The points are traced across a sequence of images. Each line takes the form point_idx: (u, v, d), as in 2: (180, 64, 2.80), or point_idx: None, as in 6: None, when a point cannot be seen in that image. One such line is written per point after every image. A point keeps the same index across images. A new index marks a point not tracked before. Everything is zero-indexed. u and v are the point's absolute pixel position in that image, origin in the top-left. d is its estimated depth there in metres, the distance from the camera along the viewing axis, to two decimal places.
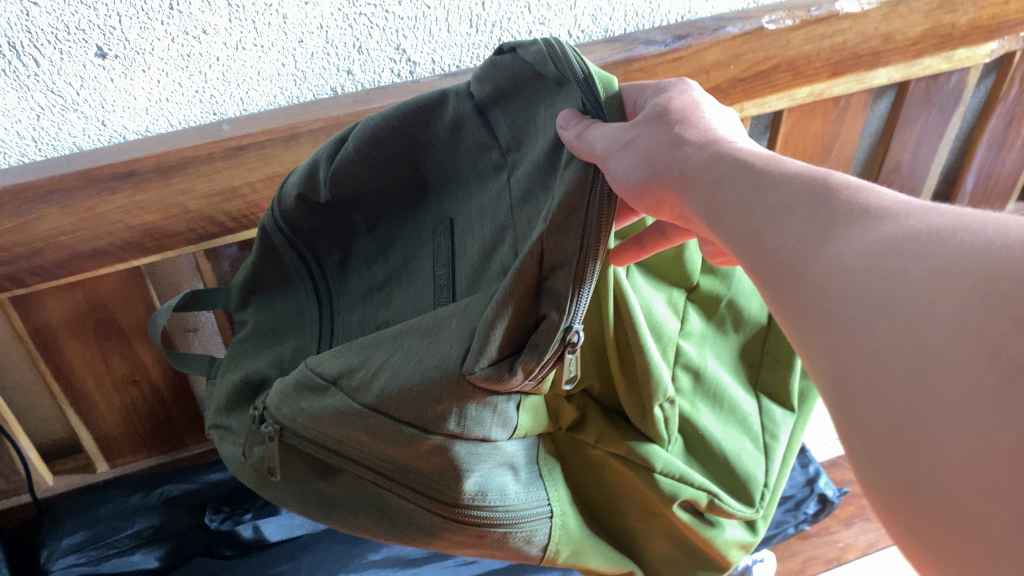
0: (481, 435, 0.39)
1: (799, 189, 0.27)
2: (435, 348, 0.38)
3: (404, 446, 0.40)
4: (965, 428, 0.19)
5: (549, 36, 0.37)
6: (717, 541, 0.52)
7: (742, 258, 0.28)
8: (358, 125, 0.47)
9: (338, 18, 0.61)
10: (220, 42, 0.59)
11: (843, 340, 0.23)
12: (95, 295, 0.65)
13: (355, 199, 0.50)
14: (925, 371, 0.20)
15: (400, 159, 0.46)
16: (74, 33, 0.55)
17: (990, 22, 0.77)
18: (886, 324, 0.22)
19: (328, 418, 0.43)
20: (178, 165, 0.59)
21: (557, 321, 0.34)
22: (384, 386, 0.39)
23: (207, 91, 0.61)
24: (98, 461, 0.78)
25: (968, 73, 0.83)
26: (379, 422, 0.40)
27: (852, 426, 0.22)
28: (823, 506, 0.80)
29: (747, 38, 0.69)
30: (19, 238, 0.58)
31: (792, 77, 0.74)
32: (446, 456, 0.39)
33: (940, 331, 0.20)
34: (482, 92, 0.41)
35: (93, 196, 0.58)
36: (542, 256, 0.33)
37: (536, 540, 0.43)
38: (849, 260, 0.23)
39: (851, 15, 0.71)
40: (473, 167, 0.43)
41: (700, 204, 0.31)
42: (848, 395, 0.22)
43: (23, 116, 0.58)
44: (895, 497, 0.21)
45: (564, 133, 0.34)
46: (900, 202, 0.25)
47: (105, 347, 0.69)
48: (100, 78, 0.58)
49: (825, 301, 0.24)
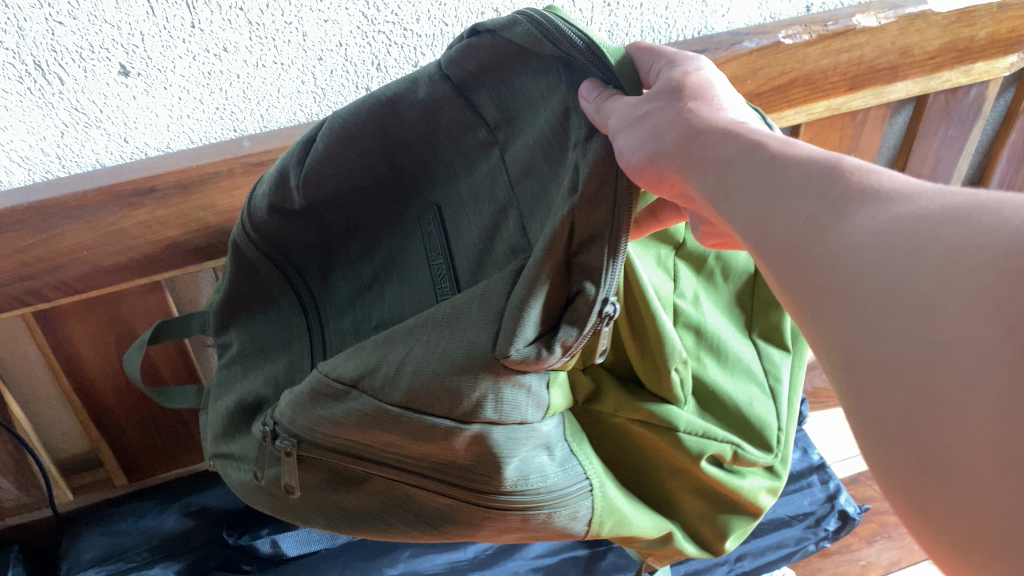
0: (519, 419, 0.39)
1: (810, 171, 0.28)
2: (461, 335, 0.38)
3: (436, 440, 0.40)
4: (982, 399, 0.20)
5: (536, 14, 0.35)
6: (744, 490, 0.52)
7: (749, 235, 0.30)
8: (323, 126, 0.46)
9: (357, 36, 0.62)
10: (241, 59, 0.60)
11: (859, 316, 0.24)
12: (117, 310, 0.66)
13: (330, 200, 0.49)
14: (942, 348, 0.21)
15: (374, 156, 0.46)
16: (98, 52, 0.56)
17: (1009, 36, 0.77)
18: (900, 303, 0.23)
19: (353, 422, 0.42)
20: (198, 181, 0.60)
21: (593, 294, 0.35)
22: (412, 380, 0.39)
23: (227, 108, 0.62)
24: (118, 475, 0.79)
25: (987, 86, 0.83)
26: (410, 419, 0.40)
27: (871, 401, 0.24)
28: (844, 523, 0.79)
29: (764, 53, 0.69)
30: (42, 253, 0.58)
31: (810, 91, 0.74)
32: (484, 446, 0.38)
33: (954, 307, 0.21)
34: (462, 73, 0.41)
35: (114, 212, 0.59)
36: (572, 231, 0.35)
37: (581, 516, 0.41)
38: (861, 240, 0.25)
39: (869, 29, 0.71)
40: (458, 150, 0.44)
41: (706, 179, 0.33)
42: (866, 372, 0.24)
43: (47, 133, 0.58)
44: (914, 467, 0.23)
45: (584, 105, 0.35)
46: (909, 183, 0.26)
47: (124, 362, 0.70)
48: (123, 95, 0.59)
49: (836, 279, 0.25)
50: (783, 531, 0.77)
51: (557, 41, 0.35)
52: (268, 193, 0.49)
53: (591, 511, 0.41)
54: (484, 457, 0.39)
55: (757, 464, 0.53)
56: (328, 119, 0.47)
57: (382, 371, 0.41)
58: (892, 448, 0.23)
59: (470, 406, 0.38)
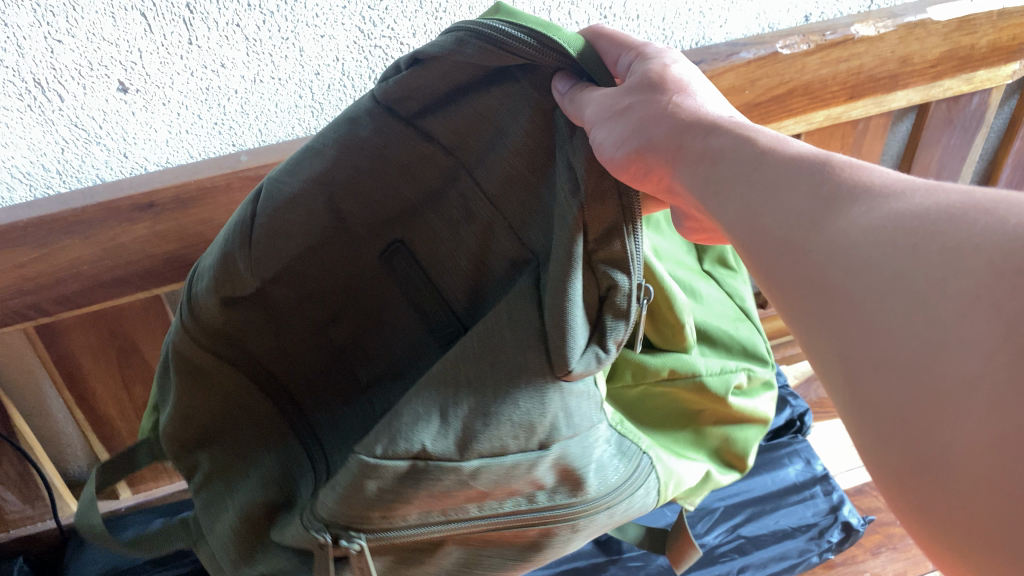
0: (584, 424, 0.44)
1: (799, 168, 0.29)
2: (505, 365, 0.40)
3: (518, 476, 0.41)
4: (977, 404, 0.20)
5: (479, 29, 0.37)
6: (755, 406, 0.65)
7: (739, 232, 0.30)
8: (262, 197, 0.43)
9: (354, 51, 0.62)
10: (238, 75, 0.60)
11: (850, 311, 0.24)
12: (118, 323, 0.66)
13: (280, 276, 0.46)
14: (939, 350, 0.21)
15: (319, 210, 0.44)
16: (96, 69, 0.56)
17: (1011, 43, 0.76)
18: (896, 302, 0.23)
19: (432, 499, 0.40)
20: (197, 195, 0.60)
21: (627, 285, 0.39)
22: (470, 425, 0.40)
23: (226, 123, 0.63)
24: (121, 486, 0.79)
25: (990, 94, 0.82)
26: (491, 469, 0.40)
27: (865, 404, 0.24)
28: (847, 534, 0.78)
29: (761, 63, 0.69)
30: (43, 268, 0.59)
31: (808, 101, 0.74)
32: (563, 461, 0.43)
33: (952, 309, 0.21)
34: (406, 107, 0.42)
35: (114, 227, 0.59)
36: (587, 229, 0.37)
37: (648, 490, 0.49)
38: (853, 236, 0.25)
39: (867, 39, 0.71)
40: (418, 184, 0.45)
41: (694, 172, 0.34)
42: (859, 373, 0.24)
43: (48, 149, 0.59)
44: (908, 473, 0.22)
45: (558, 96, 0.38)
46: (903, 181, 0.26)
47: (126, 375, 0.70)
48: (122, 112, 0.59)
49: (826, 276, 0.26)
50: (786, 543, 0.77)
51: (511, 46, 0.37)
52: (215, 288, 0.44)
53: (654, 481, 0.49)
54: (570, 473, 0.43)
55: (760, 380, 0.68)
56: (262, 192, 0.43)
57: (438, 427, 0.39)
58: (883, 445, 0.23)
59: (546, 424, 0.41)
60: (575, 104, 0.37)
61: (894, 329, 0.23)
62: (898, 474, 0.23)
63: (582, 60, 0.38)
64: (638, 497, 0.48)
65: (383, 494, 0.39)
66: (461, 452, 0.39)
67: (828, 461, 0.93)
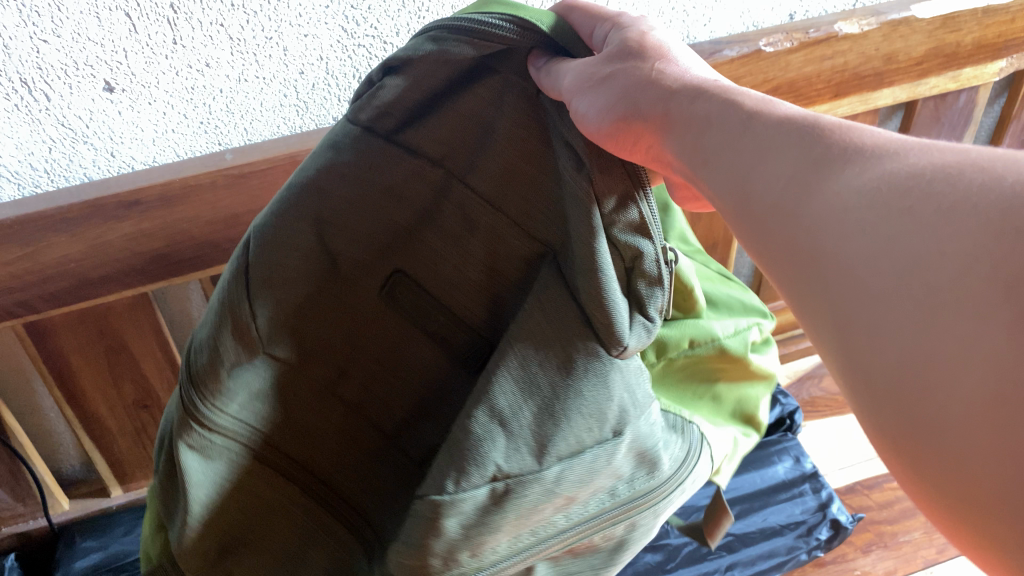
0: (639, 401, 0.42)
1: (787, 129, 0.28)
2: (560, 366, 0.38)
3: (601, 468, 0.40)
4: (974, 369, 0.20)
5: (462, 28, 0.37)
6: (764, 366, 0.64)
7: (727, 202, 0.30)
8: (252, 245, 0.41)
9: (337, 50, 0.63)
10: (223, 75, 0.61)
11: (842, 273, 0.24)
12: (106, 322, 0.67)
13: (287, 334, 0.43)
14: (935, 315, 0.21)
15: (310, 255, 0.41)
16: (82, 69, 0.57)
17: (997, 41, 0.77)
18: (888, 266, 0.22)
19: (518, 514, 0.39)
20: (182, 193, 0.61)
21: (652, 250, 0.36)
22: (539, 431, 0.39)
23: (211, 122, 0.63)
24: (112, 485, 0.80)
25: (977, 92, 0.83)
26: (573, 469, 0.39)
27: (855, 374, 0.23)
28: (836, 532, 0.79)
29: (745, 61, 0.70)
30: (30, 266, 0.60)
31: (793, 99, 0.74)
32: (632, 446, 0.41)
33: (948, 273, 0.21)
34: (387, 124, 0.42)
35: (100, 224, 0.60)
36: (598, 201, 0.35)
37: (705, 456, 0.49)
38: (846, 199, 0.24)
39: (851, 36, 0.71)
40: (411, 207, 0.42)
41: (683, 143, 0.33)
42: (851, 342, 0.23)
43: (35, 148, 0.60)
44: (905, 442, 0.22)
45: (534, 71, 0.39)
46: (892, 139, 0.26)
47: (115, 373, 0.71)
48: (109, 111, 0.60)
49: (818, 242, 0.25)
50: (775, 540, 0.77)
51: (493, 36, 0.37)
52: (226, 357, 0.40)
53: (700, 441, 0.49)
54: (640, 454, 0.42)
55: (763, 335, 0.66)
56: (253, 242, 0.41)
57: (505, 446, 0.38)
58: (880, 413, 0.23)
59: (614, 406, 0.40)
60: (552, 78, 0.38)
61: (892, 295, 0.22)
62: (895, 441, 0.22)
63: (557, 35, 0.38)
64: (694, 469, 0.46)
65: (467, 530, 0.39)
66: (540, 463, 0.39)
67: (819, 461, 0.93)
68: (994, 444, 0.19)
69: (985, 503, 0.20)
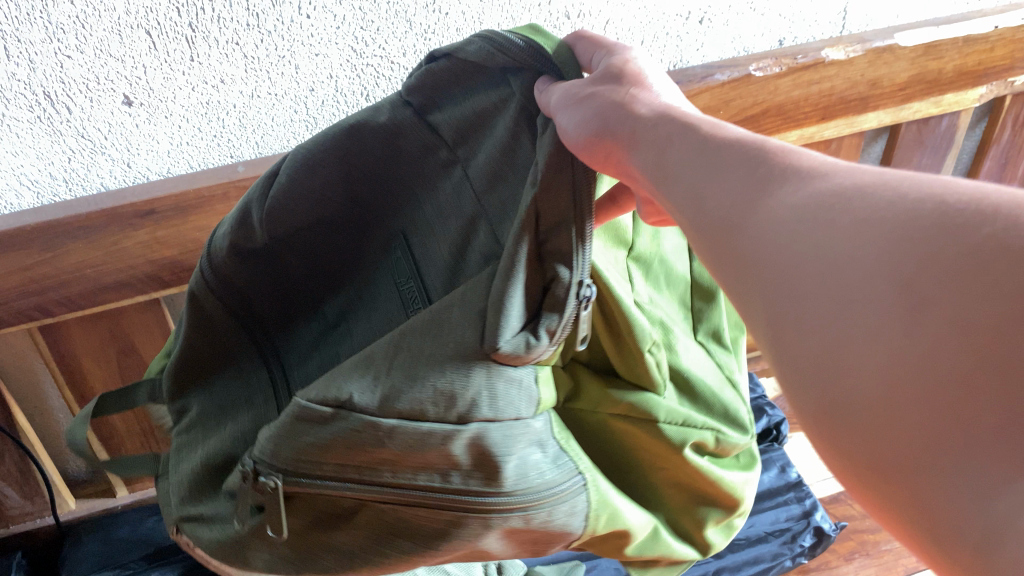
0: (514, 416, 0.36)
1: (740, 151, 0.29)
2: (445, 337, 0.36)
3: (435, 452, 0.35)
4: (877, 359, 0.20)
5: (488, 32, 0.40)
6: (727, 482, 0.48)
7: (680, 215, 0.30)
8: (289, 156, 0.47)
9: (346, 69, 0.66)
10: (237, 91, 0.64)
11: (774, 283, 0.23)
12: (118, 326, 0.69)
13: (292, 240, 0.48)
14: (847, 309, 0.21)
15: (327, 189, 0.46)
16: (103, 83, 0.60)
17: (977, 68, 0.80)
18: (812, 268, 0.22)
19: (337, 446, 0.36)
20: (196, 203, 0.64)
21: (568, 277, 0.34)
22: (391, 385, 0.36)
23: (224, 136, 0.66)
24: (118, 486, 0.83)
25: (959, 117, 0.86)
26: (405, 435, 0.35)
27: (786, 371, 0.23)
28: (820, 539, 0.81)
29: (735, 84, 0.73)
30: (48, 271, 0.62)
31: (782, 121, 0.77)
32: (479, 446, 0.35)
33: (857, 273, 0.21)
34: (419, 99, 0.44)
35: (116, 231, 0.63)
36: (537, 217, 0.34)
37: (575, 517, 0.36)
38: (782, 213, 0.24)
39: (837, 62, 0.75)
40: (421, 175, 0.46)
41: (646, 160, 0.33)
42: (781, 338, 0.23)
43: (55, 158, 0.63)
44: (821, 424, 0.21)
45: (538, 95, 0.39)
46: (832, 162, 0.26)
47: (125, 376, 0.73)
48: (127, 124, 0.63)
49: (759, 254, 0.25)
50: (760, 547, 0.80)
51: (507, 49, 0.39)
52: (229, 237, 0.47)
53: (586, 510, 0.37)
54: (484, 462, 0.35)
55: (734, 449, 0.49)
56: (289, 156, 0.48)
57: (361, 381, 0.37)
58: (804, 396, 0.22)
59: (468, 393, 0.35)
60: (545, 97, 0.37)
61: (813, 293, 0.22)
62: (817, 423, 0.22)
63: (557, 60, 0.38)
64: (561, 515, 0.36)
65: (296, 423, 0.37)
66: (379, 409, 0.36)
67: (806, 472, 0.95)
68: (900, 419, 0.19)
69: (891, 471, 0.19)
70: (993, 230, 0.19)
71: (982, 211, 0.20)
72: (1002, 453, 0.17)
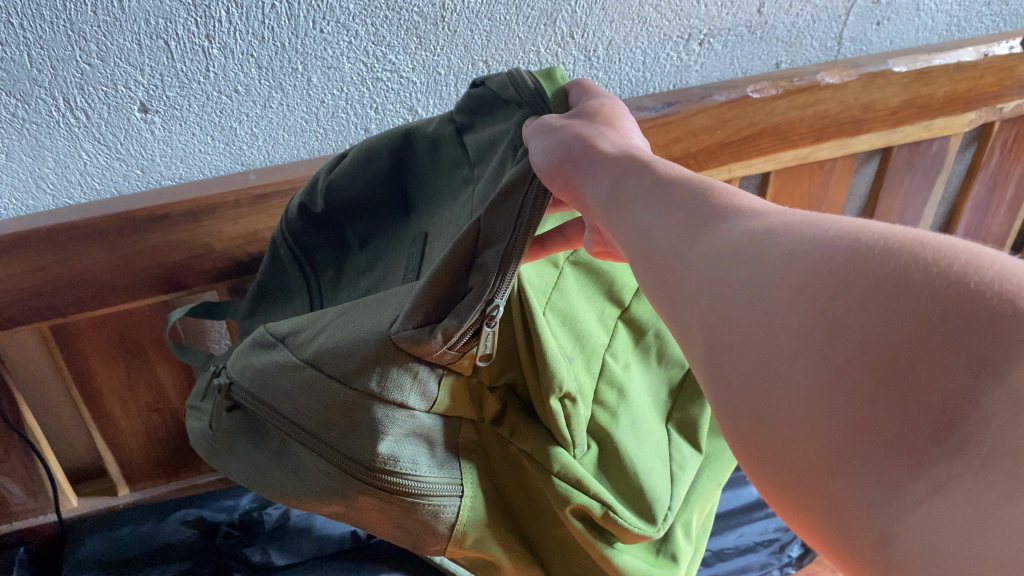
0: (400, 401, 0.43)
1: (686, 190, 0.31)
2: (373, 318, 0.45)
3: (328, 400, 0.46)
4: (799, 374, 0.21)
5: (513, 67, 0.44)
6: (613, 557, 0.52)
7: (631, 245, 0.32)
8: (358, 145, 0.55)
9: (357, 82, 0.68)
10: (249, 101, 0.66)
11: (712, 310, 0.25)
12: (126, 327, 0.71)
13: (348, 210, 0.57)
14: (774, 332, 0.23)
15: (379, 173, 0.54)
16: (121, 91, 0.62)
17: (967, 94, 0.82)
18: (745, 294, 0.24)
19: (268, 368, 0.51)
20: (207, 209, 0.66)
21: (480, 291, 0.39)
22: (323, 343, 0.47)
23: (236, 144, 0.68)
24: (120, 485, 0.84)
25: (950, 141, 0.88)
26: (309, 373, 0.47)
27: (717, 386, 0.24)
28: (806, 549, 0.83)
29: (733, 105, 0.76)
30: (63, 273, 0.64)
31: (778, 141, 0.79)
32: (368, 412, 0.44)
33: (782, 299, 0.23)
34: (464, 118, 0.48)
35: (130, 235, 0.65)
36: (478, 234, 0.39)
37: (444, 517, 0.45)
38: (717, 248, 0.26)
39: (832, 86, 0.78)
40: (446, 181, 0.50)
41: (603, 194, 0.36)
42: (716, 357, 0.25)
43: (72, 162, 0.64)
44: (748, 433, 0.23)
45: (524, 127, 0.42)
46: (763, 204, 0.28)
47: (132, 376, 0.74)
48: (142, 130, 0.65)
49: (698, 282, 0.26)
50: (749, 556, 0.82)
51: (519, 80, 0.44)
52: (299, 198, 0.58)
53: (455, 515, 0.46)
54: (364, 425, 0.44)
55: (634, 535, 0.52)
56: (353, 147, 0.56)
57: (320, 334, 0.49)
58: (732, 410, 0.24)
59: (372, 370, 0.43)
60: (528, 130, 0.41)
61: (749, 316, 0.24)
62: (746, 433, 0.23)
63: (551, 99, 0.43)
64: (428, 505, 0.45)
65: (262, 349, 0.53)
66: (307, 356, 0.48)
67: None
68: (820, 429, 0.21)
69: (812, 479, 0.21)
70: (898, 265, 0.20)
71: (892, 248, 0.21)
72: (908, 463, 0.19)
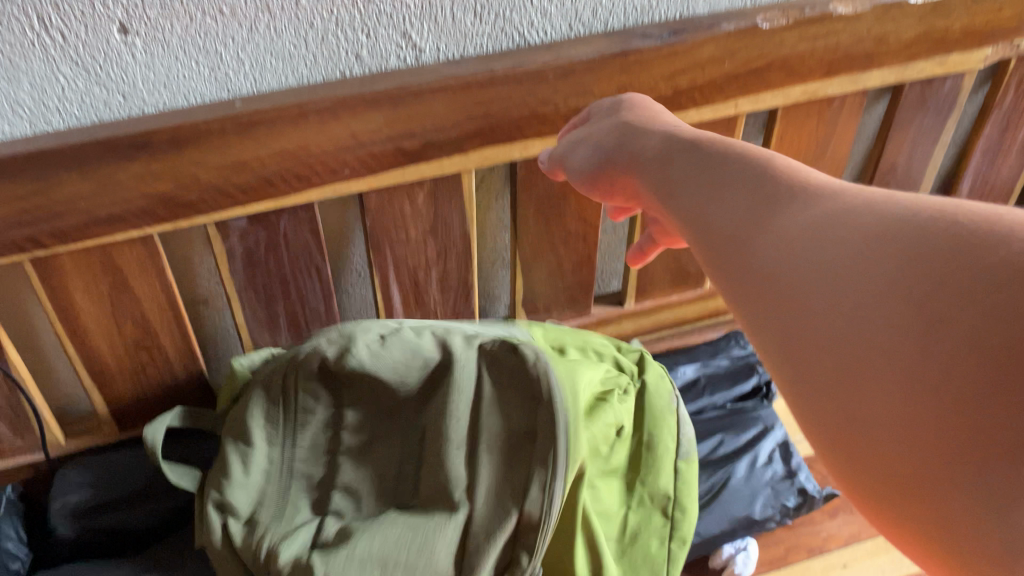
0: None
1: (749, 172, 0.38)
2: None
3: None
4: (888, 354, 0.28)
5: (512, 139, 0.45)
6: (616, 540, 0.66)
7: (704, 236, 0.39)
8: None
9: (347, 3, 0.64)
10: (235, 23, 0.63)
11: (801, 312, 0.32)
12: (111, 260, 0.68)
13: None
14: (864, 320, 0.29)
15: None
16: (98, 10, 0.59)
17: (983, 29, 0.79)
18: (840, 296, 0.30)
19: None
20: (190, 138, 0.62)
21: None
22: None
23: (221, 69, 0.65)
24: (107, 424, 0.81)
25: (963, 79, 0.85)
26: None
27: (806, 370, 0.31)
28: (803, 500, 0.82)
29: (742, 35, 0.72)
30: (41, 202, 0.62)
31: (786, 75, 0.77)
32: None
33: (874, 290, 0.29)
34: None
35: (112, 164, 0.62)
36: None
37: None
38: (794, 233, 0.34)
39: (845, 17, 0.74)
40: None
41: (661, 180, 0.44)
42: (803, 351, 0.31)
43: (50, 87, 0.61)
44: (840, 425, 0.29)
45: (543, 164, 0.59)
46: (821, 182, 0.36)
47: (116, 312, 0.72)
48: (122, 53, 0.61)
49: (784, 274, 0.33)
50: (750, 512, 0.80)
51: None
52: None
53: None
54: None
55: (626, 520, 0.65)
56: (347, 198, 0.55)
57: None
58: (825, 406, 0.30)
59: None
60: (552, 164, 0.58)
61: (840, 298, 0.30)
62: (834, 442, 0.29)
63: None
64: None
65: None
66: None
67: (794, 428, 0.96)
68: (913, 418, 0.27)
69: (910, 472, 0.27)
70: (990, 257, 0.26)
71: (977, 236, 0.27)
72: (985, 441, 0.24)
